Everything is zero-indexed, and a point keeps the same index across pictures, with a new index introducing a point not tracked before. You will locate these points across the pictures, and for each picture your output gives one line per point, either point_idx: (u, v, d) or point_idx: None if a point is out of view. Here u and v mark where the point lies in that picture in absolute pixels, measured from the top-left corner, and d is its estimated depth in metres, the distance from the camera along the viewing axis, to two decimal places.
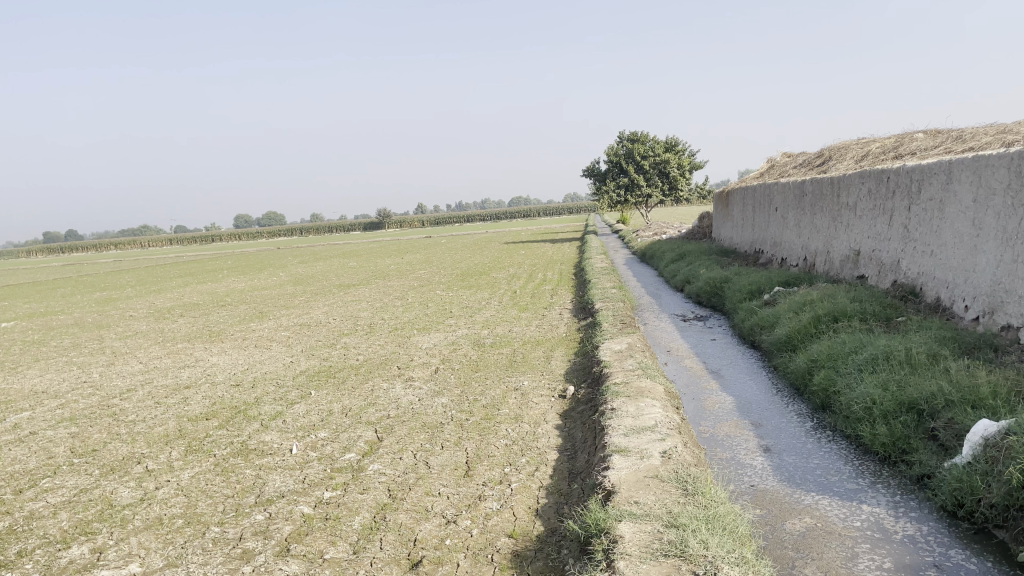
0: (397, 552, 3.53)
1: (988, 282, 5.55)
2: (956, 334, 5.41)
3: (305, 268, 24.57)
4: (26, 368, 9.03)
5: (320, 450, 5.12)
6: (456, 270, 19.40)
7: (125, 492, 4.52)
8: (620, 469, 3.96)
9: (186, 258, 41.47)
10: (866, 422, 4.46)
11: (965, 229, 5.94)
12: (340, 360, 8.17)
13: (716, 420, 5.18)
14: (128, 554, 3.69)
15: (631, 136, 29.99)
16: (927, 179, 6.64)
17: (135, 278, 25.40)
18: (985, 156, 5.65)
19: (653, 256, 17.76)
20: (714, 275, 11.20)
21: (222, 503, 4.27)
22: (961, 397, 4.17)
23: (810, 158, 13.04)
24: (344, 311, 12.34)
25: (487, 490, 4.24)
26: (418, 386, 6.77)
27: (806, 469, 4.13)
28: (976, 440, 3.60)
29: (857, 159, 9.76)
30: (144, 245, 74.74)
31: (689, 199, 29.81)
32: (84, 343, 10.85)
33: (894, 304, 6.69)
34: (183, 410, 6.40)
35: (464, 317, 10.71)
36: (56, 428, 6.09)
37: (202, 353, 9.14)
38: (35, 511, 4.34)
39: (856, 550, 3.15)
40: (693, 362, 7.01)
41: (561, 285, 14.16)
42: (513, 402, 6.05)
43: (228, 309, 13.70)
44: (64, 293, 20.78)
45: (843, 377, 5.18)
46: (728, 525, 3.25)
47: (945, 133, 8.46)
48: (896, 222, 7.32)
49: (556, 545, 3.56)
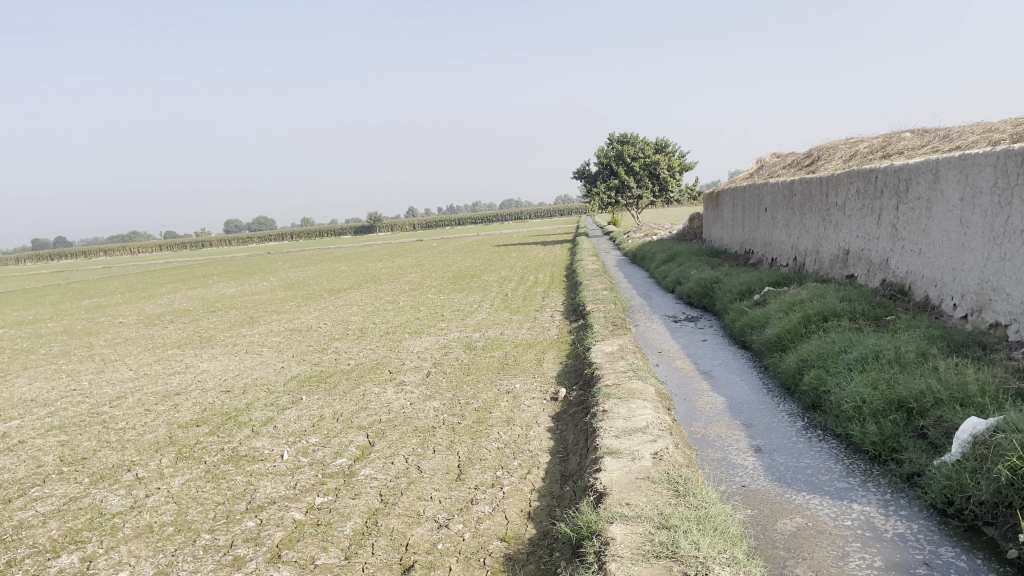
0: (389, 558, 3.52)
1: (975, 280, 5.59)
2: (945, 333, 5.44)
3: (295, 273, 24.48)
4: (15, 377, 8.98)
5: (311, 455, 5.11)
6: (448, 273, 19.38)
7: (115, 500, 4.49)
8: (611, 471, 3.96)
9: (175, 263, 41.36)
10: (857, 421, 4.48)
11: (952, 227, 5.98)
12: (332, 365, 8.15)
13: (707, 421, 5.19)
14: (117, 563, 3.67)
15: (621, 138, 30.13)
16: (914, 179, 6.68)
17: (123, 285, 25.21)
18: (971, 155, 5.69)
19: (645, 257, 17.81)
20: (705, 275, 11.23)
21: (213, 510, 4.25)
22: (950, 395, 4.20)
23: (800, 159, 13.10)
24: (336, 316, 12.31)
25: (479, 494, 4.24)
26: (410, 390, 6.75)
27: (796, 469, 4.13)
28: (965, 438, 3.63)
29: (845, 159, 9.81)
30: (132, 251, 74.53)
31: (680, 199, 29.92)
32: (73, 350, 10.79)
33: (884, 304, 6.72)
34: (173, 417, 6.38)
35: (455, 321, 10.69)
36: (45, 437, 6.05)
37: (193, 360, 9.10)
38: (24, 520, 4.31)
39: (847, 549, 3.16)
40: (684, 363, 7.02)
41: (553, 287, 14.14)
42: (505, 405, 6.05)
43: (219, 315, 13.64)
44: (54, 301, 20.65)
45: (833, 376, 5.19)
46: (719, 525, 3.25)
47: (933, 132, 8.51)
48: (885, 221, 7.36)
49: (548, 548, 3.56)
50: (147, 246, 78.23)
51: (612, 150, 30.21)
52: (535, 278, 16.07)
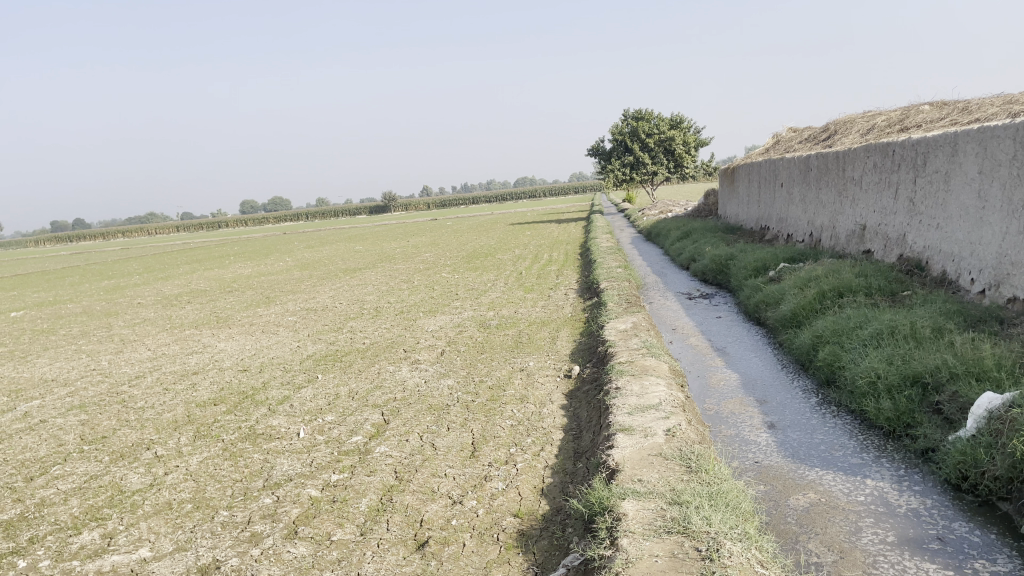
0: (404, 533, 3.56)
1: (993, 254, 5.52)
2: (962, 308, 5.39)
3: (310, 253, 24.57)
4: (36, 357, 9.10)
5: (327, 433, 5.15)
6: (463, 252, 19.41)
7: (135, 478, 4.57)
8: (624, 447, 3.97)
9: (191, 243, 41.67)
10: (872, 396, 4.46)
11: (970, 201, 5.90)
12: (347, 344, 8.21)
13: (721, 397, 5.18)
14: (138, 539, 3.73)
15: (636, 114, 29.84)
16: (932, 151, 6.58)
17: (140, 266, 25.42)
18: (990, 128, 5.59)
19: (659, 235, 17.73)
20: (719, 252, 11.16)
21: (231, 487, 4.31)
22: (966, 370, 4.15)
23: (816, 133, 12.95)
24: (351, 295, 12.36)
25: (493, 471, 4.26)
26: (425, 368, 6.79)
27: (810, 445, 4.13)
28: (980, 413, 3.60)
29: (863, 133, 9.69)
30: (149, 233, 75.11)
31: (695, 176, 29.72)
32: (93, 331, 10.93)
33: (900, 279, 6.66)
34: (191, 396, 6.45)
35: (469, 299, 10.72)
36: (66, 416, 6.14)
37: (210, 340, 9.18)
38: (46, 497, 4.39)
39: (860, 525, 3.16)
40: (698, 340, 7.00)
41: (567, 265, 14.14)
42: (518, 383, 6.07)
43: (236, 295, 13.74)
44: (73, 282, 20.90)
45: (847, 351, 5.17)
46: (731, 501, 3.25)
47: (952, 105, 8.37)
48: (902, 195, 7.27)
49: (561, 524, 3.58)
50: (164, 227, 78.69)
51: (626, 126, 29.92)
52: (549, 256, 16.06)
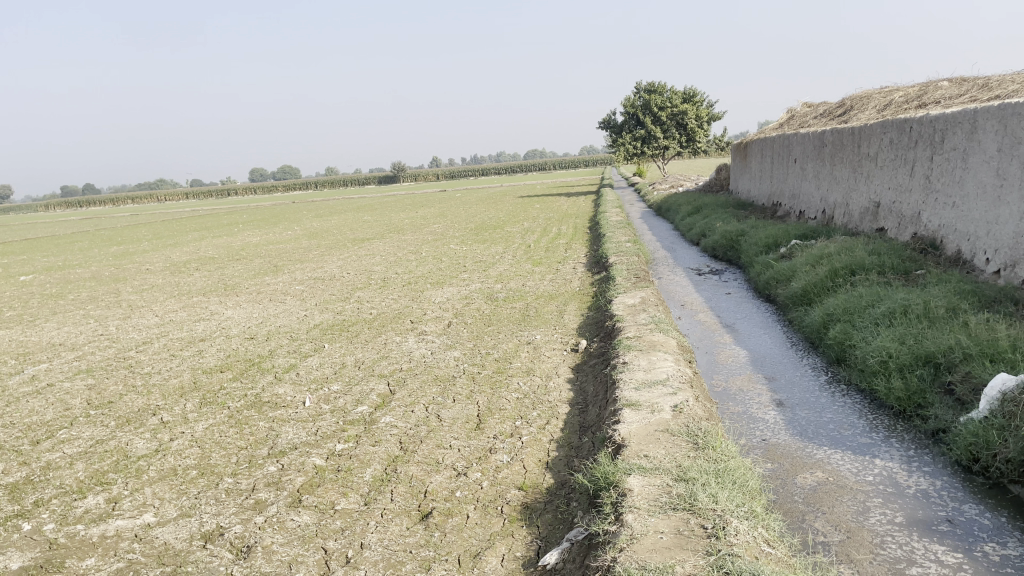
0: (408, 504, 3.55)
1: (1010, 234, 5.43)
2: (976, 288, 5.31)
3: (318, 222, 24.46)
4: (44, 321, 9.11)
5: (333, 402, 5.14)
6: (471, 224, 19.30)
7: (140, 443, 4.57)
8: (631, 422, 3.93)
9: (200, 210, 41.61)
10: (883, 375, 4.41)
11: (988, 179, 5.79)
12: (354, 313, 8.19)
13: (728, 374, 5.15)
14: (142, 504, 3.74)
15: (649, 86, 29.49)
16: (951, 128, 6.45)
17: (149, 232, 25.34)
18: (1012, 104, 5.46)
19: (669, 210, 17.63)
20: (731, 228, 11.05)
21: (236, 454, 4.31)
22: (979, 350, 4.09)
23: (831, 108, 12.77)
24: (358, 265, 12.32)
25: (498, 443, 4.24)
26: (431, 339, 6.76)
27: (818, 424, 4.08)
28: (994, 395, 3.54)
29: (879, 109, 9.52)
30: (159, 199, 75.45)
31: (707, 151, 29.49)
32: (101, 296, 10.93)
33: (914, 258, 6.58)
34: (198, 362, 6.46)
35: (477, 271, 10.66)
36: (72, 380, 6.16)
37: (217, 307, 9.17)
38: (52, 461, 4.39)
39: (868, 505, 3.12)
40: (707, 316, 6.94)
41: (576, 239, 14.06)
42: (525, 356, 6.05)
43: (243, 263, 13.71)
44: (81, 247, 20.90)
45: (859, 330, 5.11)
46: (738, 479, 3.22)
47: (973, 80, 8.20)
48: (918, 172, 7.15)
49: (566, 498, 3.56)
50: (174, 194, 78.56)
51: (638, 98, 29.51)
52: (558, 230, 15.96)
